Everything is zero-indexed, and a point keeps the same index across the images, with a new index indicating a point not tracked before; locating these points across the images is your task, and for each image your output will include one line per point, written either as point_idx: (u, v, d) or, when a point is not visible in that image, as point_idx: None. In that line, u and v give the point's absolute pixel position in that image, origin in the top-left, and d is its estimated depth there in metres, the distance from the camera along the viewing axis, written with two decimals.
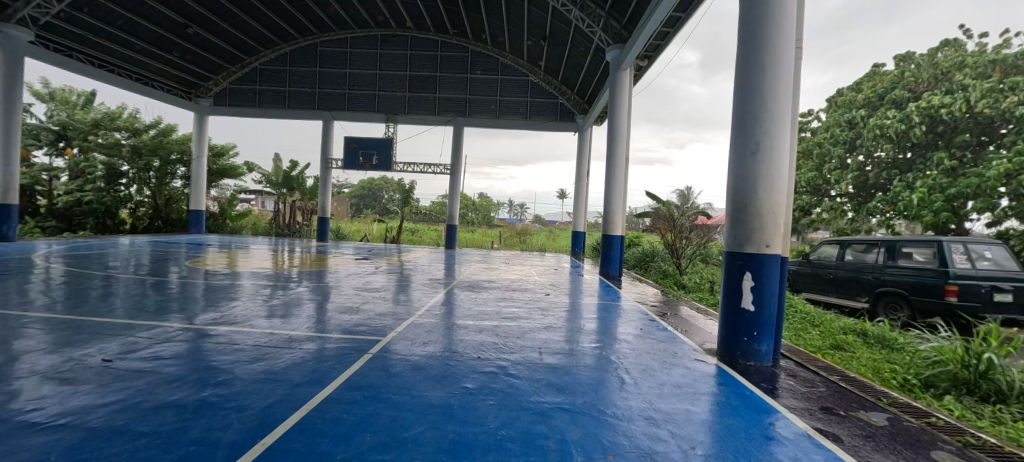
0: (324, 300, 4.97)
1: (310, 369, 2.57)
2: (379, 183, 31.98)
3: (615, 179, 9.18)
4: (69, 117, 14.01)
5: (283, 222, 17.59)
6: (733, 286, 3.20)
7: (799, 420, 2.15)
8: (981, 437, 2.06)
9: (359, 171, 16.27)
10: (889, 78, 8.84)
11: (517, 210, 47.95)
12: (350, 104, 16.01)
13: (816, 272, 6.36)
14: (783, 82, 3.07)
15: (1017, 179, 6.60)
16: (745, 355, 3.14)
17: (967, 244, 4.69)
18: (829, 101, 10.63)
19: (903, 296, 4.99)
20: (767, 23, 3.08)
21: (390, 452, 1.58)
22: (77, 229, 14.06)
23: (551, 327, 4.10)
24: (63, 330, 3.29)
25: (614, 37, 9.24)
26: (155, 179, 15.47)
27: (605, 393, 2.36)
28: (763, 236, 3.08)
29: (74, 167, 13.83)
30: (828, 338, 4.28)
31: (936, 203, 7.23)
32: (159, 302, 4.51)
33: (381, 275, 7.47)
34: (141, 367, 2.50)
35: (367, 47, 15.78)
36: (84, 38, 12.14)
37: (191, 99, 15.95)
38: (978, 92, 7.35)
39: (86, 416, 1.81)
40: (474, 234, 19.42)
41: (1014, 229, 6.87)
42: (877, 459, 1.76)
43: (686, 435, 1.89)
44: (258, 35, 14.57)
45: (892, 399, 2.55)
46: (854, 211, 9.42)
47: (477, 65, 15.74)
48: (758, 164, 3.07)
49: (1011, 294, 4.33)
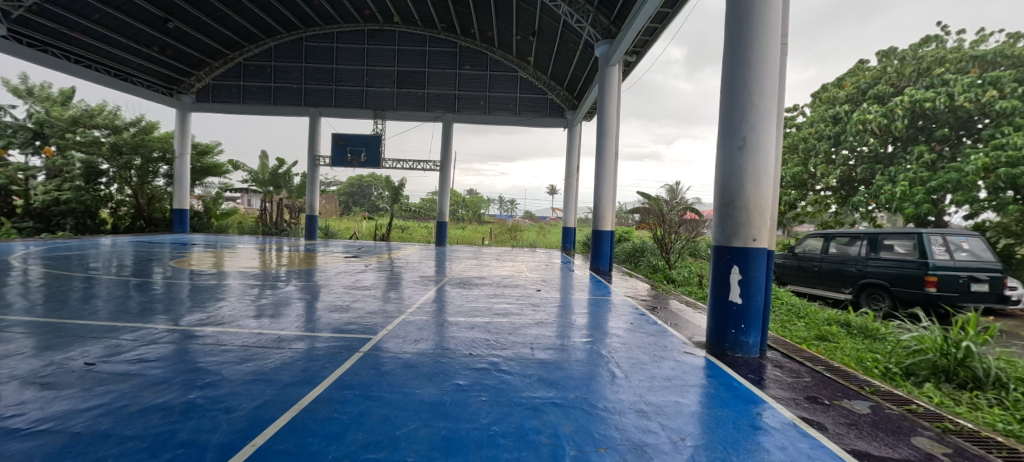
0: (314, 299, 4.91)
1: (300, 369, 2.54)
2: (368, 180, 31.64)
3: (606, 174, 9.20)
4: (47, 113, 13.56)
5: (270, 221, 17.12)
6: (721, 279, 3.25)
7: (785, 410, 2.20)
8: (960, 422, 2.13)
9: (348, 168, 16.09)
10: (872, 74, 9.06)
11: (507, 207, 47.92)
12: (337, 100, 15.79)
13: (801, 264, 6.50)
14: (769, 77, 3.11)
15: (995, 173, 6.77)
16: (733, 348, 3.20)
17: (946, 236, 4.81)
18: (814, 95, 10.77)
19: (885, 287, 5.14)
20: (754, 18, 3.10)
21: (383, 450, 1.58)
22: (56, 229, 13.64)
23: (543, 322, 4.11)
24: (44, 333, 3.20)
25: (603, 32, 9.29)
26: (136, 178, 15.04)
27: (596, 388, 2.38)
28: (750, 230, 3.13)
29: (52, 167, 13.43)
30: (813, 329, 4.39)
31: (917, 196, 7.39)
32: (143, 304, 4.40)
33: (372, 273, 7.41)
34: (126, 369, 2.45)
35: (354, 42, 15.54)
36: (59, 33, 11.76)
37: (172, 95, 15.52)
38: (960, 87, 7.51)
39: (69, 421, 1.77)
40: (464, 230, 19.35)
41: (990, 221, 7.14)
42: (860, 445, 1.82)
43: (676, 427, 1.92)
44: (241, 29, 14.24)
45: (874, 388, 2.62)
46: (838, 204, 9.62)
47: (465, 60, 15.61)
48: (744, 159, 3.11)
49: (986, 284, 4.52)
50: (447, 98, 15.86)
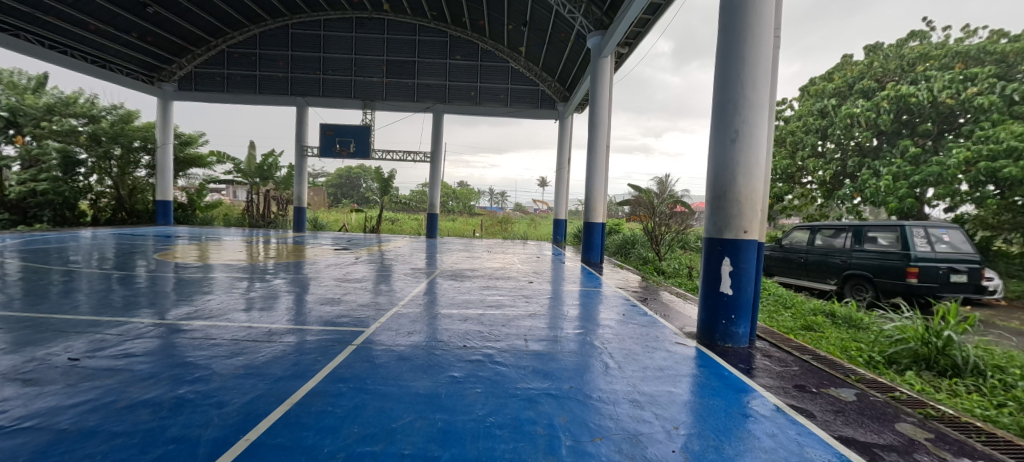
0: (304, 292, 4.86)
1: (291, 363, 2.51)
2: (357, 171, 31.25)
3: (597, 167, 9.17)
4: (19, 102, 12.96)
5: (257, 213, 16.74)
6: (712, 270, 3.29)
7: (774, 398, 2.25)
8: (940, 408, 2.20)
9: (336, 159, 15.81)
10: (859, 68, 9.20)
11: (496, 199, 47.65)
12: (326, 90, 15.50)
13: (787, 256, 6.62)
14: (762, 71, 3.12)
15: (976, 166, 6.88)
16: (723, 338, 3.25)
17: (928, 228, 4.94)
18: (802, 89, 10.87)
19: (868, 278, 5.27)
20: (746, 12, 3.11)
21: (379, 443, 1.57)
22: (33, 221, 13.12)
23: (535, 314, 4.12)
24: (24, 328, 3.11)
25: (596, 23, 9.19)
26: (117, 168, 14.59)
27: (589, 378, 2.41)
28: (741, 222, 3.17)
29: (26, 156, 12.91)
30: (799, 319, 4.48)
31: (900, 190, 7.56)
32: (127, 298, 4.29)
33: (362, 266, 7.35)
34: (111, 365, 2.39)
35: (341, 31, 15.19)
36: (33, 17, 11.29)
37: (153, 83, 15.04)
38: (941, 83, 7.69)
39: (54, 418, 1.72)
40: (454, 223, 19.24)
41: (968, 214, 7.39)
42: (847, 432, 1.87)
43: (669, 416, 1.95)
44: (225, 15, 13.81)
45: (860, 376, 2.70)
46: (823, 197, 9.85)
47: (456, 49, 15.39)
48: (736, 151, 3.13)
49: (964, 275, 4.66)
50: (437, 89, 15.70)
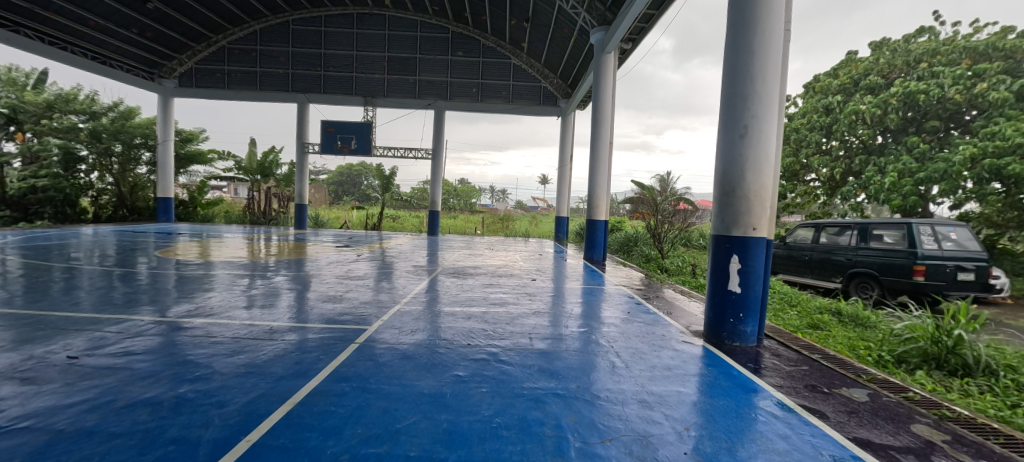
0: (305, 289, 4.82)
1: (293, 362, 2.47)
2: (358, 169, 31.21)
3: (599, 164, 9.10)
4: (18, 98, 12.81)
5: (258, 210, 16.82)
6: (720, 268, 3.24)
7: (785, 398, 2.21)
8: (955, 409, 2.15)
9: (337, 156, 15.78)
10: (865, 65, 9.10)
11: (497, 196, 47.60)
12: (326, 86, 15.45)
13: (792, 254, 6.57)
14: (772, 65, 3.06)
15: (981, 163, 6.81)
16: (731, 336, 3.21)
17: (935, 226, 4.88)
18: (806, 86, 10.77)
19: (873, 276, 5.22)
20: (756, 5, 3.05)
21: (383, 444, 1.54)
22: (34, 218, 13.08)
23: (539, 313, 4.07)
24: (23, 326, 3.08)
25: (598, 19, 9.10)
26: (118, 165, 14.62)
27: (596, 377, 2.37)
28: (750, 219, 3.12)
29: (27, 153, 12.80)
30: (805, 317, 4.44)
31: (905, 188, 7.48)
32: (127, 295, 4.25)
33: (364, 263, 7.32)
34: (111, 363, 2.36)
35: (342, 27, 15.11)
36: (32, 13, 11.24)
37: (153, 79, 15.00)
38: (950, 79, 7.58)
39: (51, 418, 1.69)
40: (455, 221, 19.20)
41: (973, 211, 7.32)
42: (862, 433, 1.83)
43: (679, 417, 1.90)
44: (225, 11, 13.73)
45: (871, 376, 2.65)
46: (826, 195, 9.79)
47: (457, 46, 15.30)
48: (745, 147, 3.07)
49: (972, 273, 4.60)
50: (439, 85, 15.62)
